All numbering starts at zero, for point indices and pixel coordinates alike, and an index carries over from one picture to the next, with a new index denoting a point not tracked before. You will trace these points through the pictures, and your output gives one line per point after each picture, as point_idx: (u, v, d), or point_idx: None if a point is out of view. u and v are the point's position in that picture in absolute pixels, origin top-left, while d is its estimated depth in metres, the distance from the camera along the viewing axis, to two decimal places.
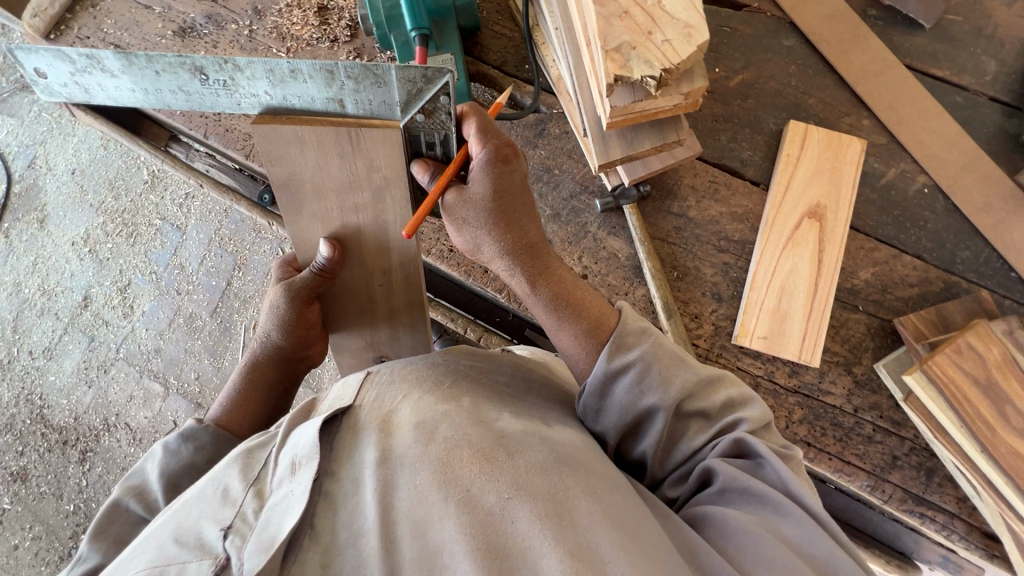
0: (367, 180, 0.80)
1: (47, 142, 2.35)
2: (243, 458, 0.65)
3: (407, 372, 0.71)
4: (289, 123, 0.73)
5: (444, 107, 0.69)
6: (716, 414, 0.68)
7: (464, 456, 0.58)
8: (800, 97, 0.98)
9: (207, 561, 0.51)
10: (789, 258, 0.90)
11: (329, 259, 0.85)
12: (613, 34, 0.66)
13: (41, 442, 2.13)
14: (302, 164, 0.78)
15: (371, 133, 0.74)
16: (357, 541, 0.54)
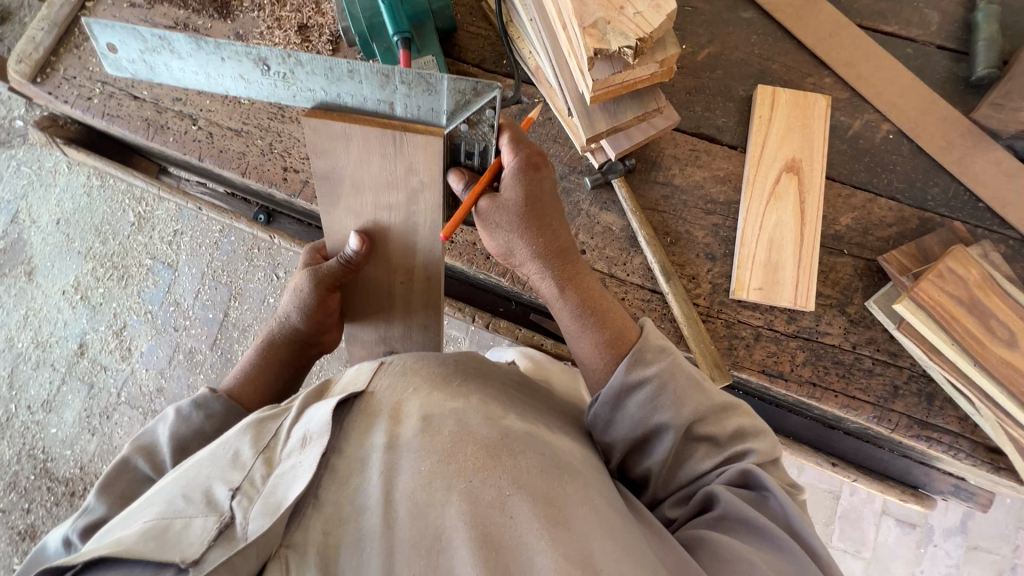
0: (404, 180, 0.89)
1: (28, 195, 2.35)
2: (256, 428, 0.73)
3: (417, 369, 0.78)
4: (337, 119, 0.82)
5: (487, 119, 0.78)
6: (724, 441, 0.76)
7: (468, 451, 0.64)
8: (764, 63, 1.05)
9: (212, 517, 0.59)
10: (773, 211, 0.95)
11: (356, 252, 0.96)
12: (588, 12, 0.71)
13: (47, 497, 2.09)
14: (345, 160, 0.89)
15: (411, 137, 0.83)
16: (360, 516, 0.60)
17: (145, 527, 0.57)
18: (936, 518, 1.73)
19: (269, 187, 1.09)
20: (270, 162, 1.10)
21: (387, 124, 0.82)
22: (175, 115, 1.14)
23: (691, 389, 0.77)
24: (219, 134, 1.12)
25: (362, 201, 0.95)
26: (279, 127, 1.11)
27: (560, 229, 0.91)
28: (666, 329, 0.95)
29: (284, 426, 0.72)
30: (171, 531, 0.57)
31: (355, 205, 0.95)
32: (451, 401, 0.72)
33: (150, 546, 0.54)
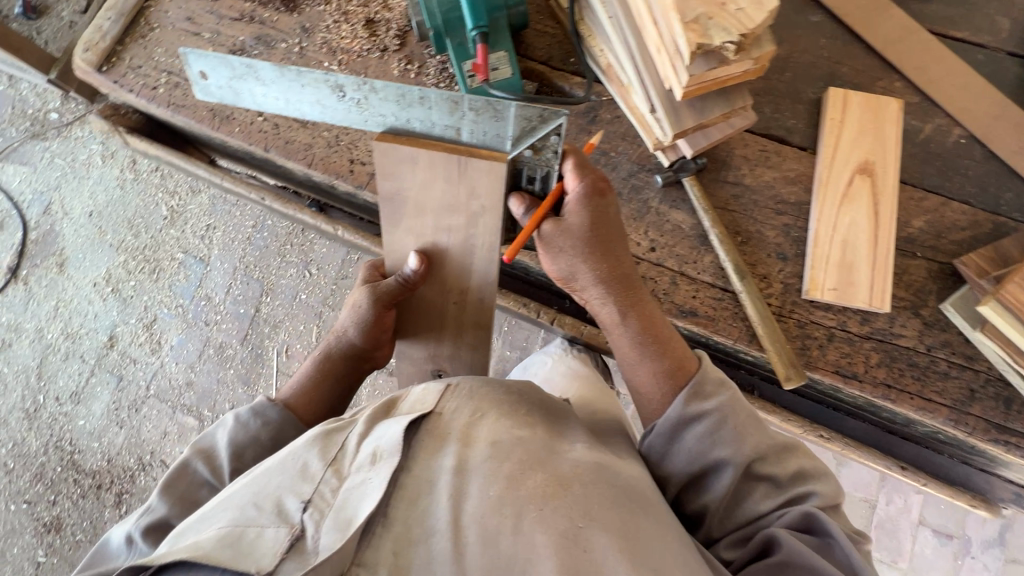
0: (466, 205, 0.86)
1: (61, 186, 2.35)
2: (324, 439, 0.77)
3: (484, 394, 0.83)
4: (405, 144, 0.79)
5: (552, 146, 0.77)
6: (785, 483, 0.76)
7: (536, 480, 0.69)
8: (833, 67, 1.05)
9: (284, 529, 0.65)
10: (847, 212, 0.95)
11: (415, 272, 0.94)
12: (689, 8, 0.72)
13: (74, 489, 2.08)
14: (409, 182, 0.85)
15: (478, 163, 0.79)
16: (429, 537, 0.65)
17: (223, 533, 0.64)
18: (974, 530, 1.71)
19: (334, 179, 1.10)
20: (337, 154, 1.10)
21: (454, 150, 0.79)
22: (240, 106, 1.14)
23: (750, 427, 0.78)
24: (285, 125, 1.12)
25: (423, 220, 0.91)
26: None
27: (626, 255, 0.88)
28: (738, 328, 0.95)
29: (351, 439, 0.76)
30: (245, 540, 0.63)
31: (416, 224, 0.92)
32: (518, 429, 0.76)
33: (227, 555, 0.61)
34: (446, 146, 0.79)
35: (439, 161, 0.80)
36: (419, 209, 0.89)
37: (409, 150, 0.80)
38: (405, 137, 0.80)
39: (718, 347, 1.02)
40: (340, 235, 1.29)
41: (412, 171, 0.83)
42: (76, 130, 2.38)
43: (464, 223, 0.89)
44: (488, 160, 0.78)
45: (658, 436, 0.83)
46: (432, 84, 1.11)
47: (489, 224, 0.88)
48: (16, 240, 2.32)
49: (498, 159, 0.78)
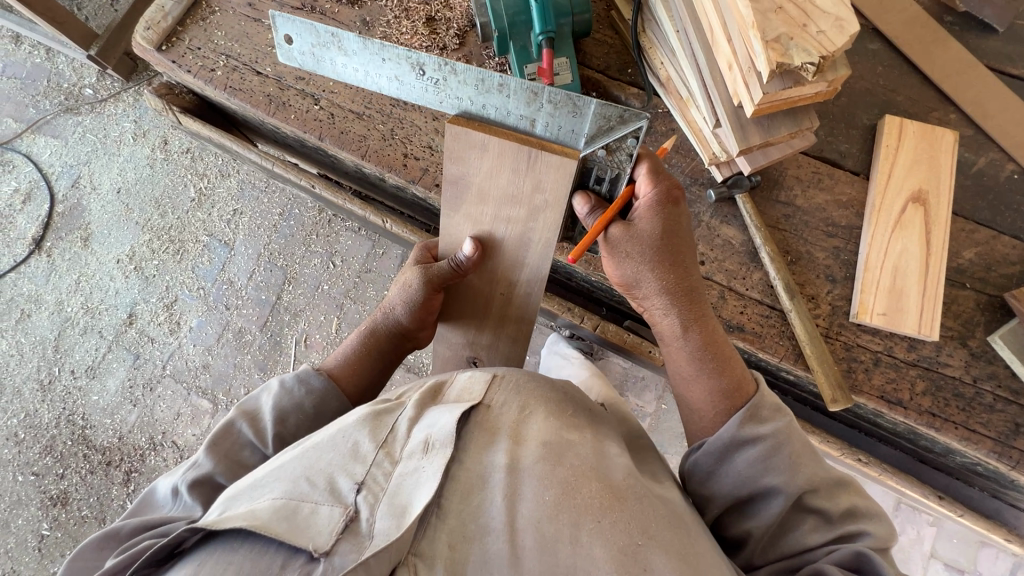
0: (529, 198, 0.86)
1: (91, 162, 2.36)
2: (374, 420, 0.71)
3: (532, 388, 0.75)
4: (476, 130, 0.80)
5: (626, 148, 0.77)
6: (835, 519, 0.70)
7: (592, 489, 0.61)
8: (889, 95, 1.06)
9: (338, 509, 0.59)
10: (899, 239, 0.96)
11: (469, 258, 0.93)
12: (770, 27, 0.73)
13: (83, 464, 2.08)
14: (475, 169, 0.85)
15: (548, 157, 0.79)
16: (484, 536, 0.58)
17: (275, 506, 0.58)
18: (985, 566, 1.69)
19: (387, 172, 1.10)
20: (391, 147, 1.11)
21: (524, 141, 0.80)
22: (296, 93, 1.15)
23: (807, 457, 0.73)
24: (341, 115, 1.13)
25: (481, 211, 0.91)
26: (400, 114, 1.12)
27: (691, 268, 0.88)
28: (784, 347, 0.96)
29: (402, 423, 0.71)
30: (300, 515, 0.58)
31: (473, 211, 0.92)
32: (568, 432, 0.69)
33: (284, 529, 0.55)
34: (516, 136, 0.80)
35: (510, 152, 0.81)
36: (480, 198, 0.89)
37: (480, 138, 0.81)
38: (477, 123, 0.81)
39: (761, 363, 1.04)
40: (382, 228, 1.29)
41: (479, 159, 0.83)
42: (109, 106, 2.40)
43: (523, 215, 0.89)
44: (557, 155, 0.78)
45: (706, 455, 0.78)
46: None
47: (549, 219, 0.88)
48: (42, 212, 2.33)
49: (567, 155, 0.78)
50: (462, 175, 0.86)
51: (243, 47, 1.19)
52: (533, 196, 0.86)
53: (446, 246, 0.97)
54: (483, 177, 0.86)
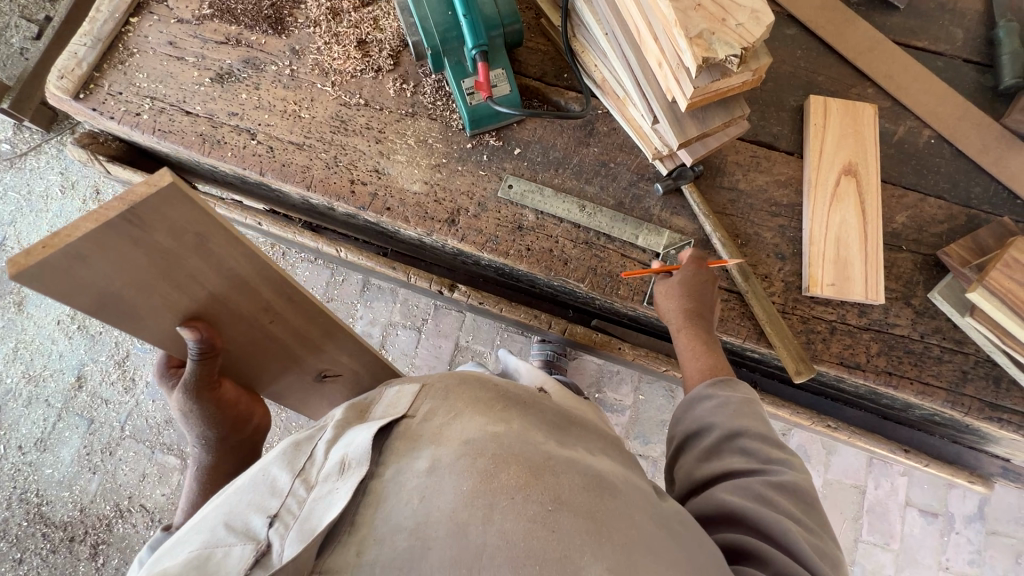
0: (184, 250, 0.65)
1: (18, 221, 2.22)
2: (291, 453, 0.71)
3: (461, 391, 0.74)
4: (47, 253, 0.54)
5: (681, 257, 1.02)
6: (763, 457, 0.75)
7: (511, 472, 0.60)
8: (811, 76, 1.11)
9: (251, 545, 0.58)
10: (837, 211, 1.00)
11: (200, 342, 0.78)
12: (692, 24, 0.76)
13: (43, 544, 1.93)
14: (100, 275, 0.62)
15: (147, 205, 0.57)
16: (394, 534, 0.55)
17: (186, 560, 0.56)
18: (956, 506, 1.78)
19: (335, 201, 1.08)
20: (336, 174, 1.08)
21: (110, 216, 0.56)
22: (231, 130, 1.12)
23: (751, 414, 0.81)
24: (281, 148, 1.10)
25: (175, 293, 0.71)
26: (341, 141, 1.10)
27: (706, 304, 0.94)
28: (746, 327, 0.99)
29: (319, 446, 0.71)
30: (211, 562, 0.56)
31: (161, 300, 0.71)
32: (492, 422, 0.68)
33: None
34: (93, 217, 0.55)
35: (111, 240, 0.58)
36: (145, 289, 0.68)
37: (61, 255, 0.56)
38: (41, 244, 0.55)
39: (727, 346, 1.06)
40: (336, 257, 1.24)
41: (94, 267, 0.60)
42: (31, 160, 2.26)
43: (202, 261, 0.68)
44: (152, 195, 0.56)
45: (681, 409, 0.88)
46: (429, 103, 1.12)
47: (226, 240, 0.68)
48: None
49: (167, 187, 0.57)
50: (93, 288, 0.64)
51: (168, 87, 1.14)
52: (182, 242, 0.64)
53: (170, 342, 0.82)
54: (122, 276, 0.64)
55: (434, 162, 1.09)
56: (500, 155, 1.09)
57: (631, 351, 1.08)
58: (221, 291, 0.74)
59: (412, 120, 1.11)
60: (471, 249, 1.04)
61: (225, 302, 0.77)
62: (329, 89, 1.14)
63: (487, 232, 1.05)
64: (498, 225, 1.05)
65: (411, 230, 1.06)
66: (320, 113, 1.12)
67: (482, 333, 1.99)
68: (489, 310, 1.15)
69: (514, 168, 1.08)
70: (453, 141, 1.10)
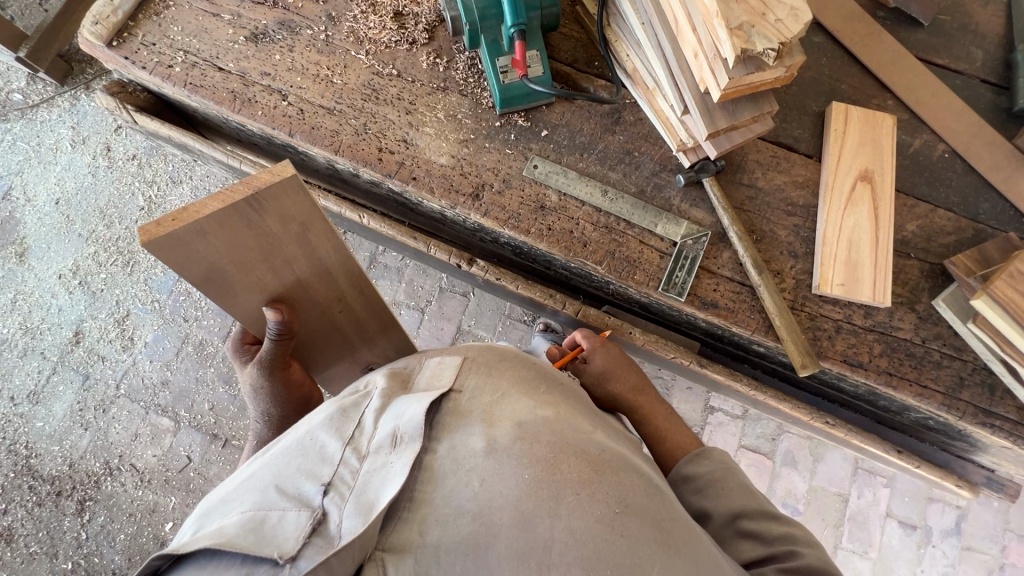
0: (284, 232, 0.78)
1: (24, 171, 2.20)
2: (339, 419, 0.75)
3: (503, 371, 0.81)
4: (176, 226, 0.67)
5: (694, 248, 1.04)
6: (771, 539, 0.80)
7: (572, 464, 0.67)
8: (834, 83, 1.14)
9: (306, 512, 0.63)
10: (851, 215, 1.03)
11: (280, 323, 0.91)
12: (733, 16, 0.78)
13: (29, 496, 1.92)
14: (210, 252, 0.75)
15: (267, 192, 0.70)
16: (459, 517, 0.62)
17: (242, 521, 0.60)
18: (934, 520, 1.82)
19: (362, 167, 1.09)
20: (365, 141, 1.09)
21: (234, 199, 0.68)
22: (262, 89, 1.13)
23: (738, 493, 0.86)
24: (311, 111, 1.11)
25: (270, 275, 0.85)
26: (371, 109, 1.12)
27: (638, 380, 1.10)
28: (755, 320, 1.02)
29: (367, 415, 0.75)
30: (268, 526, 0.60)
31: (253, 278, 0.84)
32: (542, 409, 0.74)
33: (250, 542, 0.57)
34: (220, 197, 0.68)
35: (231, 219, 0.71)
36: (243, 265, 0.81)
37: (185, 228, 0.68)
38: (170, 217, 0.67)
39: (733, 338, 1.09)
40: (356, 224, 1.25)
41: (207, 243, 0.73)
42: (42, 112, 2.24)
43: (299, 249, 0.83)
44: (274, 184, 0.69)
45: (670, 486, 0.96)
46: (461, 79, 1.13)
47: (324, 232, 0.82)
48: None
49: (290, 178, 0.70)
50: (201, 262, 0.76)
51: (201, 42, 1.15)
52: (288, 229, 0.78)
53: (253, 321, 0.96)
54: (227, 253, 0.77)
55: (461, 137, 1.10)
56: (527, 136, 1.10)
57: (642, 335, 1.10)
58: (306, 277, 0.89)
59: (443, 94, 1.13)
60: (493, 224, 1.06)
61: (305, 287, 0.92)
62: (362, 57, 1.15)
63: (510, 209, 1.06)
64: (521, 204, 1.07)
65: (435, 201, 1.08)
66: (352, 80, 1.13)
67: (484, 318, 2.00)
68: (504, 286, 1.17)
69: (540, 149, 1.10)
70: (482, 119, 1.11)
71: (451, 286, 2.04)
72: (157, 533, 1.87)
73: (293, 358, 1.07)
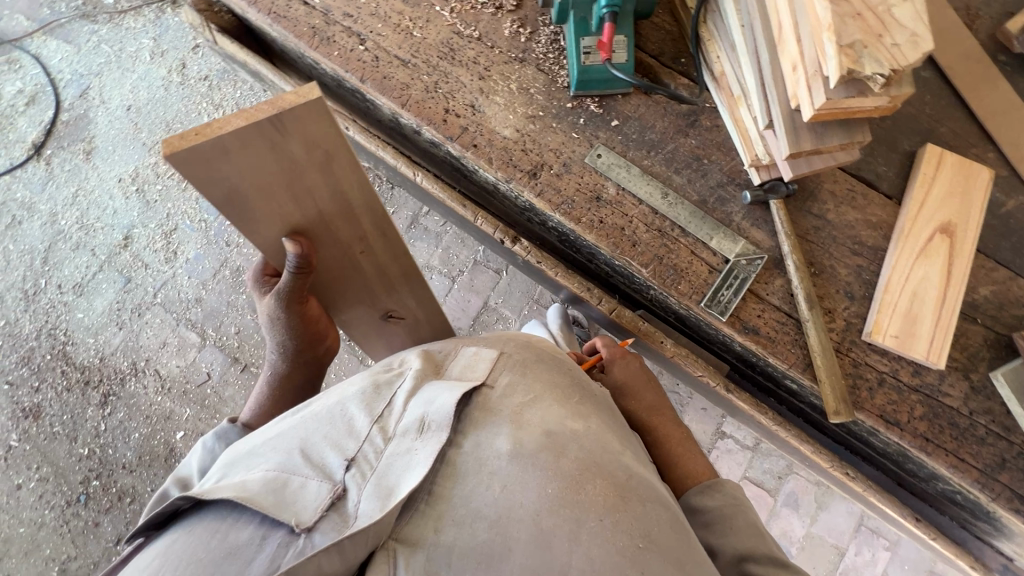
0: (309, 159, 0.72)
1: (103, 74, 2.29)
2: (370, 393, 0.75)
3: (539, 372, 0.80)
4: (198, 140, 0.61)
5: (747, 269, 1.00)
6: None
7: (597, 488, 0.66)
8: (933, 124, 1.07)
9: (326, 485, 0.64)
10: (921, 266, 0.97)
11: (298, 256, 0.85)
12: (847, 32, 0.74)
13: (60, 380, 2.04)
14: (235, 173, 0.68)
15: (295, 114, 0.63)
16: (475, 522, 0.61)
17: (265, 480, 0.62)
18: None
19: (425, 125, 1.07)
20: (433, 100, 1.08)
21: (260, 117, 0.62)
22: (342, 30, 1.12)
23: (749, 534, 0.82)
24: (385, 60, 1.11)
25: (291, 204, 0.78)
26: (446, 68, 1.10)
27: (657, 399, 1.08)
28: (795, 355, 0.97)
29: (398, 396, 0.74)
30: (289, 490, 0.62)
31: (276, 209, 0.77)
32: (572, 421, 0.73)
33: (270, 503, 0.59)
34: (245, 114, 0.62)
35: (254, 139, 0.64)
36: (267, 191, 0.74)
37: (209, 144, 0.62)
38: (193, 131, 0.61)
39: (767, 367, 1.05)
40: (408, 181, 1.24)
41: (231, 163, 0.66)
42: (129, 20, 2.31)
43: (324, 179, 0.76)
44: (301, 106, 0.63)
45: None
46: (541, 53, 1.10)
47: (347, 163, 0.75)
48: (46, 117, 2.26)
49: (316, 100, 0.63)
50: (225, 184, 0.69)
51: None
52: (313, 156, 0.71)
53: (272, 254, 0.89)
54: (252, 175, 0.70)
55: (530, 113, 1.08)
56: (596, 123, 1.07)
57: (672, 348, 1.07)
58: (328, 211, 0.82)
59: (520, 65, 1.10)
60: (545, 207, 1.04)
61: (330, 227, 0.85)
62: (446, 14, 1.13)
63: (565, 194, 1.04)
64: (577, 191, 1.04)
65: (491, 172, 1.06)
66: (432, 35, 1.12)
67: (513, 298, 2.00)
68: (543, 270, 1.15)
69: (607, 139, 1.06)
70: (555, 97, 1.08)
71: (485, 261, 2.03)
72: (168, 438, 1.97)
73: (311, 294, 1.00)
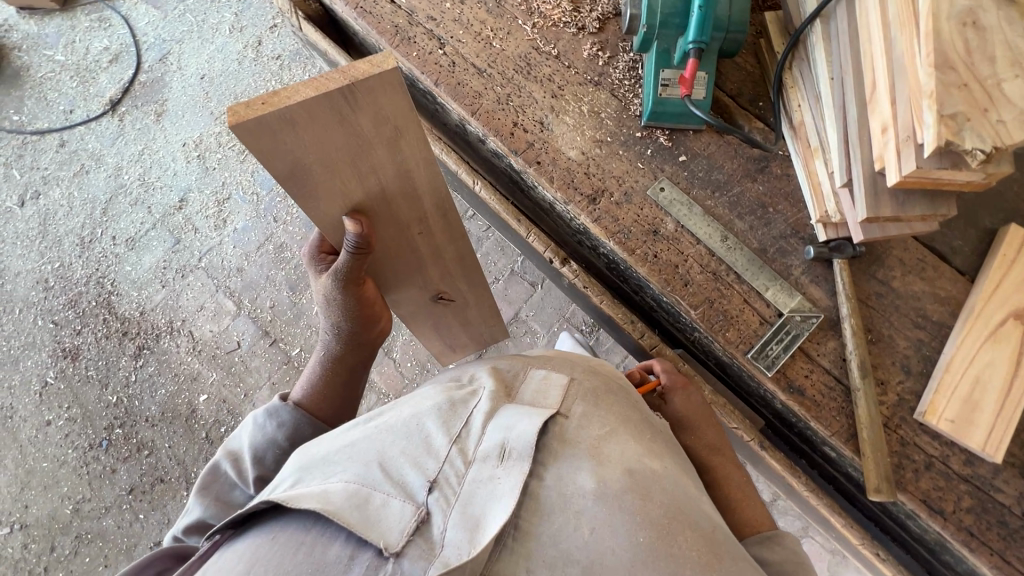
0: (377, 134, 0.72)
1: (184, 42, 2.38)
2: (446, 410, 0.75)
3: (610, 403, 0.78)
4: (264, 110, 0.62)
5: (800, 326, 0.96)
6: None
7: (688, 540, 0.64)
8: (1019, 204, 1.01)
9: (410, 508, 0.63)
10: (987, 351, 0.91)
11: (357, 236, 0.84)
12: (948, 103, 0.72)
13: (101, 326, 2.12)
14: (298, 148, 0.69)
15: (367, 84, 0.64)
16: (566, 566, 0.61)
17: (348, 493, 0.62)
18: None
19: (492, 135, 1.08)
20: (503, 112, 1.08)
21: (330, 87, 0.63)
22: (423, 32, 1.14)
23: None
24: (461, 66, 1.12)
25: (354, 182, 0.78)
26: (520, 82, 1.10)
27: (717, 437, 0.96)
28: (840, 423, 0.94)
29: (476, 417, 0.73)
30: (372, 507, 0.62)
31: (338, 185, 0.78)
32: (650, 460, 0.72)
33: (357, 520, 0.60)
34: (315, 84, 0.63)
35: (321, 112, 0.65)
36: (331, 166, 0.74)
37: (274, 115, 0.63)
38: (261, 100, 0.62)
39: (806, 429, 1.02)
40: (466, 187, 1.25)
41: (295, 137, 0.68)
42: None
43: (388, 155, 0.76)
44: (374, 76, 0.64)
45: None
46: (616, 79, 1.10)
47: (415, 141, 0.76)
48: (125, 76, 2.37)
49: (389, 72, 0.64)
50: (288, 158, 0.70)
51: None
52: (381, 132, 0.72)
53: (332, 234, 0.89)
54: (317, 150, 0.71)
55: (598, 137, 1.07)
56: (663, 155, 1.06)
57: (710, 395, 1.05)
58: (390, 187, 0.82)
59: (594, 88, 1.10)
60: (600, 233, 1.03)
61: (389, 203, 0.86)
62: (527, 28, 1.14)
63: (622, 223, 1.03)
64: (635, 221, 1.03)
65: (551, 191, 1.05)
66: (511, 48, 1.12)
67: (543, 313, 1.98)
68: (587, 295, 1.13)
69: (672, 173, 1.05)
70: (624, 124, 1.07)
71: (522, 273, 2.03)
72: (191, 399, 2.02)
73: (367, 277, 1.01)
